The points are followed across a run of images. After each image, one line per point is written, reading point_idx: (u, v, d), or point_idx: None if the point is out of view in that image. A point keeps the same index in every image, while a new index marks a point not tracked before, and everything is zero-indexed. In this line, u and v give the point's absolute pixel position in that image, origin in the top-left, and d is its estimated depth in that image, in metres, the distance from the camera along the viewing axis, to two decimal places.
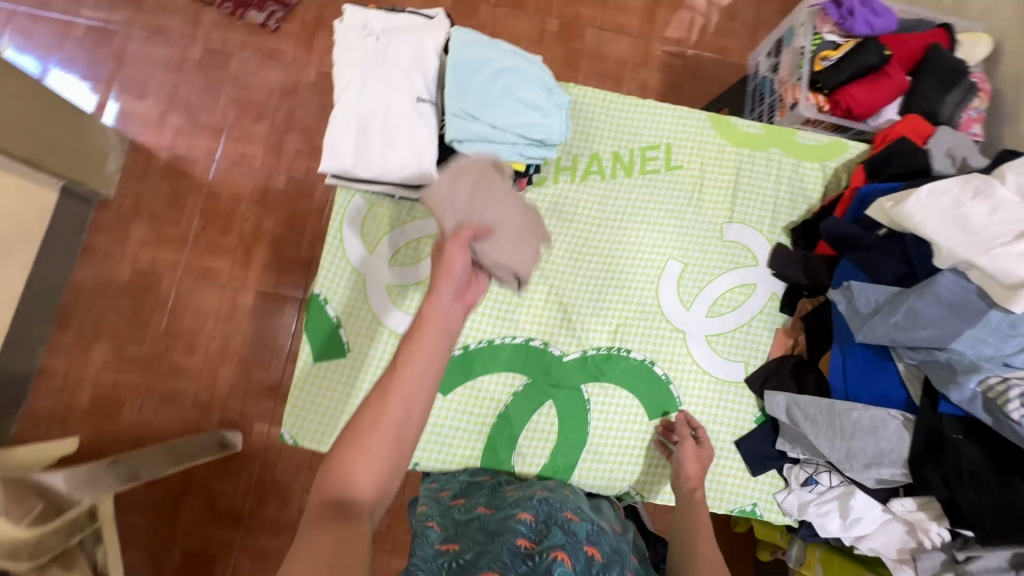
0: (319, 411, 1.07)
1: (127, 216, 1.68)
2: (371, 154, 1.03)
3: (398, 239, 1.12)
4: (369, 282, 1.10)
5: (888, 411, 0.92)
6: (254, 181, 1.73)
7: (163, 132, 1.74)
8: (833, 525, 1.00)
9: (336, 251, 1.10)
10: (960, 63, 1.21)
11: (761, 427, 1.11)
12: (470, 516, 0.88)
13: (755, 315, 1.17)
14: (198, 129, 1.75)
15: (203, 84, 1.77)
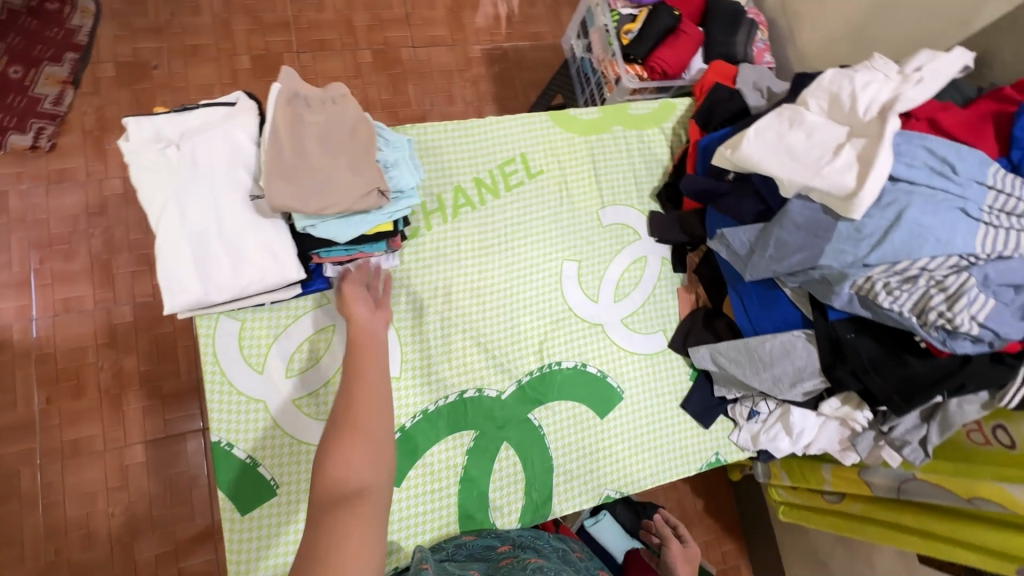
0: (268, 565, 0.93)
1: None
2: (220, 273, 0.91)
3: (287, 346, 1.01)
4: (271, 404, 0.98)
5: (791, 333, 1.01)
6: (92, 323, 1.47)
7: None
8: (784, 444, 1.11)
9: (222, 386, 0.97)
10: (737, 7, 1.36)
11: (697, 382, 1.18)
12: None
13: (655, 284, 1.23)
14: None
15: None
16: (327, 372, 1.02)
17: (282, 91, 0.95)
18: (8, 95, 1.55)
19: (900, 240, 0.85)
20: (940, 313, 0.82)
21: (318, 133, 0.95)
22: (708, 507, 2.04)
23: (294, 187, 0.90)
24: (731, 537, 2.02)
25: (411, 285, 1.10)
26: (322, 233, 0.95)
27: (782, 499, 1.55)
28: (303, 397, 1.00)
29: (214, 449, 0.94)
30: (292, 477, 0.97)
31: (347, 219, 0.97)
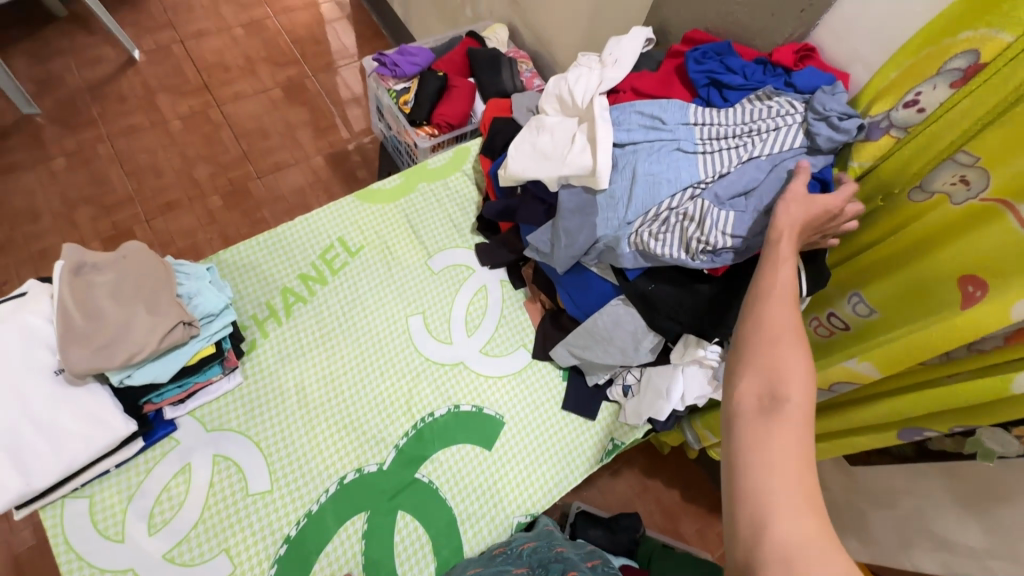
0: None
1: None
2: (41, 458, 0.90)
3: (144, 503, 0.98)
4: (141, 569, 0.94)
5: (612, 304, 1.08)
6: None
7: None
8: (662, 404, 1.13)
9: (81, 571, 0.92)
10: (490, 50, 1.52)
11: (570, 379, 1.21)
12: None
13: (502, 306, 1.29)
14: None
15: None
16: (194, 514, 0.99)
17: (66, 266, 0.98)
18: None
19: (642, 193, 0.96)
20: (697, 239, 0.91)
21: (109, 290, 0.98)
22: (686, 495, 2.01)
23: (92, 350, 0.92)
24: (720, 514, 1.98)
25: (261, 395, 1.10)
26: (141, 378, 0.96)
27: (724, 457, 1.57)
28: (173, 549, 0.96)
29: None
30: None
31: (167, 358, 0.98)
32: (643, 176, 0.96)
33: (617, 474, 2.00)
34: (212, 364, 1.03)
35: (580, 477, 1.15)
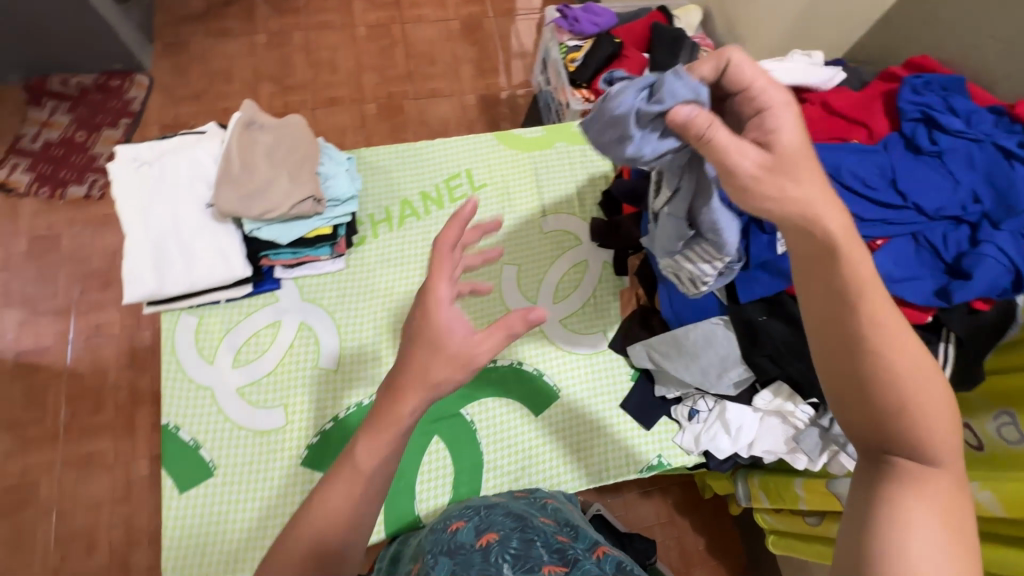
0: (199, 542, 0.99)
1: None
2: (175, 270, 1.04)
3: (236, 340, 1.11)
4: (217, 391, 1.08)
5: (711, 321, 1.00)
6: (117, 347, 1.65)
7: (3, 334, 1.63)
8: (724, 444, 1.06)
9: (176, 374, 1.08)
10: (676, 30, 1.44)
11: (638, 381, 1.16)
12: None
13: (596, 287, 1.25)
14: (40, 317, 1.66)
15: (38, 273, 1.70)
16: (271, 364, 1.11)
17: (241, 119, 1.10)
18: (71, 154, 1.81)
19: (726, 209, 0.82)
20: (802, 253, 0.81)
21: (268, 151, 1.09)
22: (711, 547, 1.88)
23: (240, 196, 1.04)
24: None
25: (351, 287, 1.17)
26: (267, 234, 1.07)
27: (769, 526, 1.44)
28: (247, 387, 1.08)
29: (163, 430, 1.03)
30: (230, 460, 1.04)
31: (294, 222, 1.09)
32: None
33: (647, 496, 1.92)
34: (324, 244, 1.12)
35: (613, 479, 1.11)
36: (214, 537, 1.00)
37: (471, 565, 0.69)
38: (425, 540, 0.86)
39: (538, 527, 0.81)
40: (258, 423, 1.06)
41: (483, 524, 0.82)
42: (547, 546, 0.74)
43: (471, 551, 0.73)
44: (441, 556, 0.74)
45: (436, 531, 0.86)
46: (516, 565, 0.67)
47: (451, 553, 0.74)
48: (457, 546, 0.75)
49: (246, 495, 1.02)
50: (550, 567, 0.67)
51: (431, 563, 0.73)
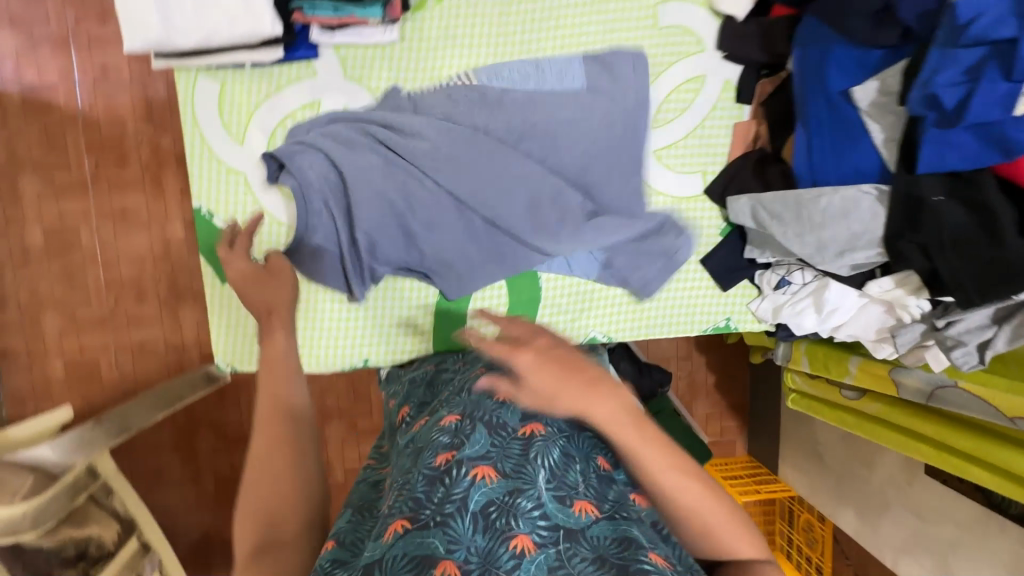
0: (249, 333, 0.97)
1: (11, 171, 1.77)
2: (183, 12, 0.80)
3: (269, 119, 0.93)
4: (252, 178, 0.93)
5: (859, 189, 0.79)
6: (132, 98, 1.76)
7: (12, 78, 1.74)
8: (808, 322, 0.96)
9: (203, 153, 0.92)
10: None
11: (728, 239, 1.02)
12: (409, 441, 0.76)
13: (708, 114, 1.00)
14: (41, 54, 1.73)
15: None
16: None
17: None
18: None
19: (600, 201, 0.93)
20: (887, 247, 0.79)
21: None
22: (719, 383, 1.98)
23: None
24: (735, 415, 1.99)
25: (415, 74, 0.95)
26: None
27: (794, 385, 1.48)
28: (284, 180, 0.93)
29: (195, 215, 0.93)
30: (271, 257, 0.96)
31: None
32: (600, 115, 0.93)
33: None
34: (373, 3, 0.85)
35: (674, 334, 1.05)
36: (262, 329, 0.97)
37: (506, 458, 0.65)
38: (461, 387, 0.80)
39: (588, 436, 0.73)
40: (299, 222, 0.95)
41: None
42: (588, 471, 0.68)
43: (511, 440, 0.68)
44: (479, 427, 0.69)
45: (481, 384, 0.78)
46: (550, 483, 0.64)
47: (490, 428, 0.69)
48: (498, 423, 0.69)
49: (288, 297, 0.96)
50: (582, 504, 0.62)
51: (463, 430, 0.68)
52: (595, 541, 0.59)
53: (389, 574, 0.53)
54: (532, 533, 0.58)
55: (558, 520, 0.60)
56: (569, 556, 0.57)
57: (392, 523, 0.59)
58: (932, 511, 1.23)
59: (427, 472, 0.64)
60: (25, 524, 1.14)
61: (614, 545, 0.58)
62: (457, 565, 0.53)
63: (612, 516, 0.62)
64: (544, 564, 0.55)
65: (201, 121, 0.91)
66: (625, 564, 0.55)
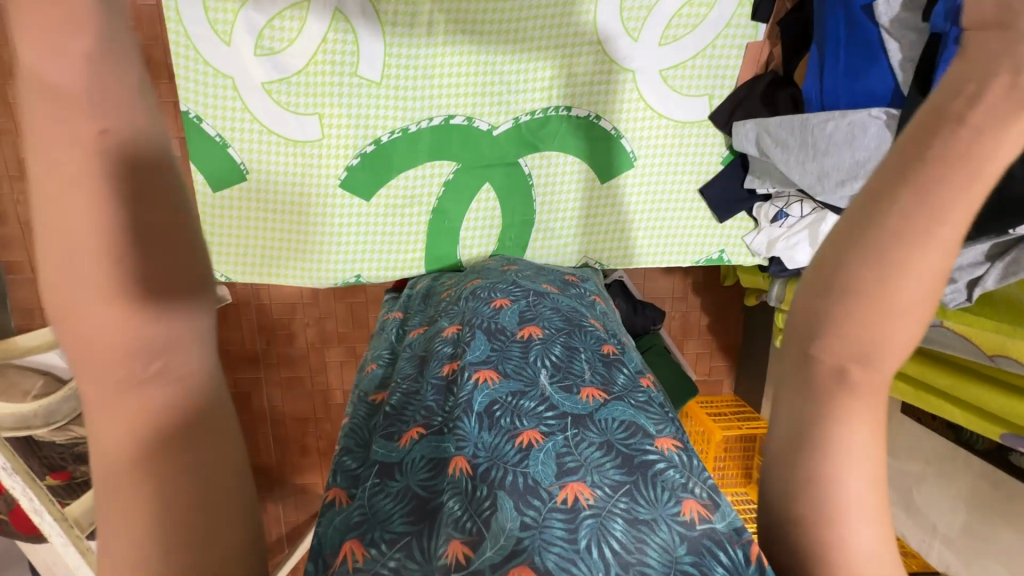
0: (240, 244, 0.97)
1: None
2: None
3: (256, 17, 0.87)
4: (241, 83, 0.90)
5: (868, 112, 0.76)
6: None
7: None
8: (802, 256, 0.95)
9: (188, 54, 0.88)
10: None
11: (729, 169, 1.00)
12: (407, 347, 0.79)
13: (720, 32, 0.93)
14: None
15: None
16: (298, 64, 0.90)
17: None
18: None
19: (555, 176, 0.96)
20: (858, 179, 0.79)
21: None
22: (712, 325, 2.01)
23: None
24: (726, 356, 2.03)
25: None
26: None
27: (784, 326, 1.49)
28: (273, 85, 0.90)
29: (183, 118, 0.90)
30: (264, 169, 0.94)
31: None
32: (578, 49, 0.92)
33: (669, 272, 1.94)
34: None
35: (680, 262, 1.04)
36: (256, 241, 0.97)
37: (508, 360, 0.69)
38: (458, 298, 0.83)
39: (590, 330, 0.77)
40: (292, 132, 0.92)
41: (531, 307, 0.78)
42: (594, 359, 0.71)
43: (511, 342, 0.72)
44: (478, 333, 0.72)
45: (477, 291, 0.81)
46: (555, 377, 0.67)
47: (491, 333, 0.72)
48: (497, 329, 0.73)
49: (287, 209, 0.96)
50: (588, 391, 0.65)
51: (463, 338, 0.72)
52: (603, 425, 0.60)
53: (413, 481, 0.58)
54: (539, 427, 0.60)
55: (566, 409, 0.62)
56: (577, 440, 0.58)
57: (408, 431, 0.63)
58: (904, 450, 1.27)
59: (439, 384, 0.68)
60: (38, 419, 1.18)
61: (620, 430, 0.60)
62: (468, 461, 0.57)
63: (621, 399, 0.65)
64: (552, 450, 0.57)
65: (184, 19, 0.87)
66: (631, 453, 0.57)
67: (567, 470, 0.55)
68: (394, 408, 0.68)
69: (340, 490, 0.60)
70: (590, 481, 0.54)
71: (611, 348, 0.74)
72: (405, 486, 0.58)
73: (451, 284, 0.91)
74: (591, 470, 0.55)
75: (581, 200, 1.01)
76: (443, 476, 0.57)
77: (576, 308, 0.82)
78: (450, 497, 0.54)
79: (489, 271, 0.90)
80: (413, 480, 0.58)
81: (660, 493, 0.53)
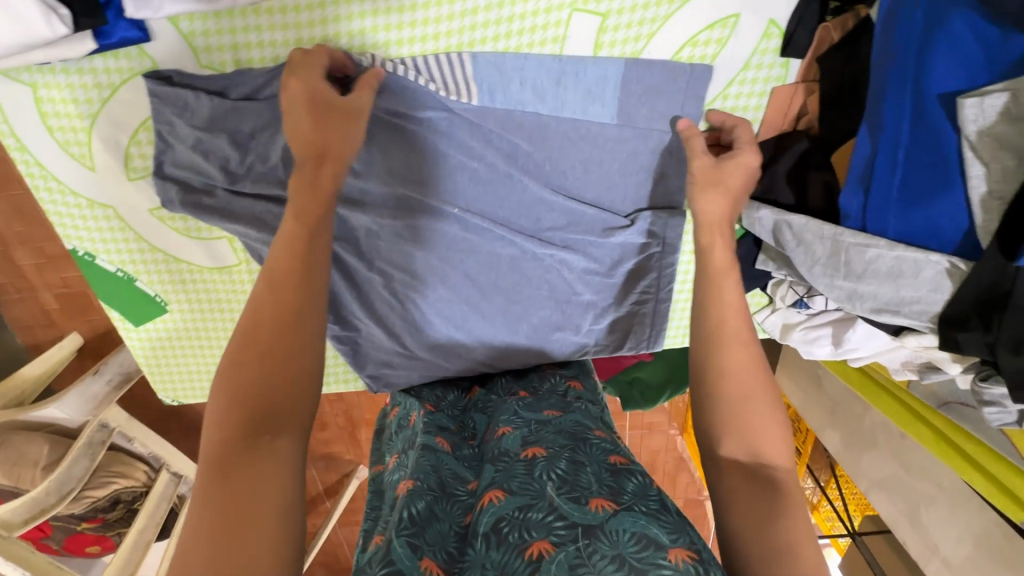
0: (184, 372, 0.88)
1: None
2: None
3: (117, 134, 0.68)
4: (123, 211, 0.73)
5: (922, 252, 0.56)
6: None
7: None
8: (822, 351, 0.79)
9: (50, 187, 0.71)
10: None
11: (739, 245, 0.81)
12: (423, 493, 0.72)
13: (735, 75, 0.69)
14: None
15: None
16: None
17: None
18: None
19: (530, 317, 0.84)
20: (900, 315, 0.61)
21: None
22: None
23: None
24: None
25: (309, 14, 0.64)
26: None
27: None
28: (163, 210, 0.73)
29: (74, 259, 0.76)
30: (184, 299, 0.81)
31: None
32: (563, 118, 0.71)
33: None
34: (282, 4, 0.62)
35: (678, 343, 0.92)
36: (199, 366, 0.88)
37: (513, 479, 0.63)
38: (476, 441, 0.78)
39: (595, 443, 0.69)
40: (202, 258, 0.77)
41: (535, 433, 0.72)
42: (600, 471, 0.64)
43: (516, 464, 0.66)
44: (487, 467, 0.68)
45: (485, 436, 0.76)
46: (561, 489, 0.60)
47: (496, 460, 0.68)
48: (500, 454, 0.68)
49: (225, 340, 0.85)
50: (597, 500, 0.58)
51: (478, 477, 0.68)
52: (614, 537, 0.53)
53: None
54: (550, 538, 0.54)
55: (575, 519, 0.55)
56: (589, 550, 0.51)
57: (430, 557, 0.56)
58: (920, 467, 1.21)
59: (458, 527, 0.63)
60: (52, 498, 1.23)
61: (632, 540, 0.52)
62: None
63: (631, 508, 0.57)
64: (566, 564, 0.51)
65: (29, 147, 0.68)
66: (645, 566, 0.49)
67: None
68: (417, 509, 0.61)
69: None
70: None
71: (619, 459, 0.66)
72: None
73: (458, 429, 0.79)
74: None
75: (576, 307, 0.84)
76: None
77: (580, 422, 0.74)
78: None
79: (491, 406, 0.83)
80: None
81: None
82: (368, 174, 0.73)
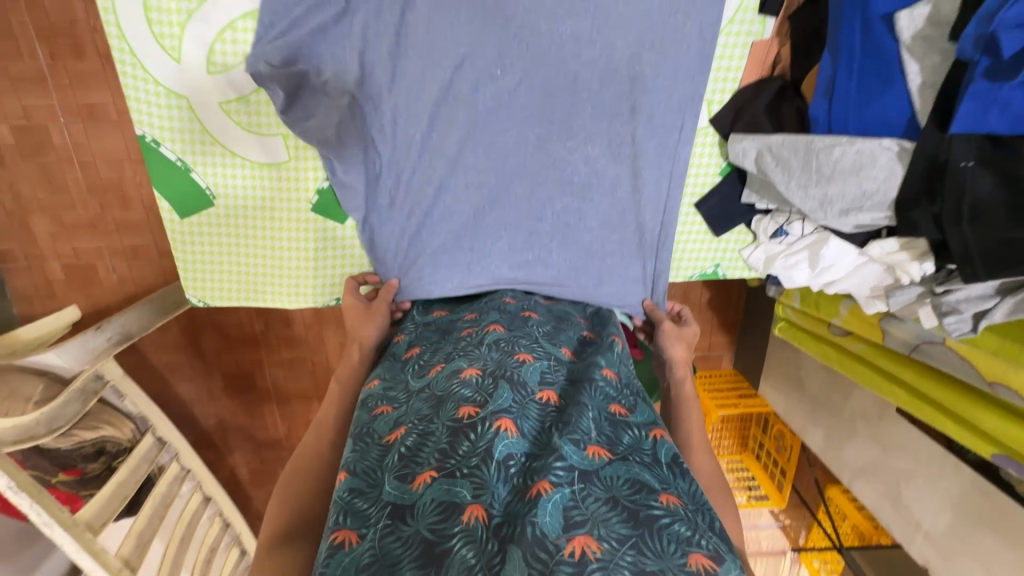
0: (218, 271, 0.94)
1: None
2: None
3: (205, 31, 0.79)
4: (197, 102, 0.84)
5: (878, 142, 0.68)
6: None
7: None
8: (799, 276, 0.90)
9: (135, 72, 0.81)
10: None
11: (726, 181, 0.94)
12: (424, 384, 0.72)
13: (723, 31, 0.84)
14: None
15: None
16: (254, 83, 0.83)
17: None
18: None
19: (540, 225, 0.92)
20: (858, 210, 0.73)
21: None
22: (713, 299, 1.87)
23: None
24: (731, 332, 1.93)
25: None
26: None
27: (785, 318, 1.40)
28: (231, 103, 0.84)
29: (141, 144, 0.85)
30: (229, 194, 0.90)
31: None
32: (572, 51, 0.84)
33: None
34: None
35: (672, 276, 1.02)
36: (231, 263, 0.94)
37: (525, 411, 0.62)
38: (478, 340, 0.76)
39: (600, 383, 0.68)
40: (255, 155, 0.87)
41: (553, 369, 0.71)
42: (601, 418, 0.64)
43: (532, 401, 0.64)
44: (500, 381, 0.65)
45: (499, 341, 0.74)
46: (567, 427, 0.60)
47: (513, 384, 0.65)
48: (518, 380, 0.65)
49: (260, 240, 0.93)
50: (596, 447, 0.59)
51: (486, 385, 0.65)
52: (608, 482, 0.56)
53: (422, 525, 0.53)
54: (551, 475, 0.54)
55: (575, 461, 0.57)
56: (585, 495, 0.54)
57: (422, 472, 0.58)
58: (894, 445, 1.22)
59: (450, 423, 0.61)
60: (42, 428, 1.21)
61: (626, 485, 0.56)
62: (484, 509, 0.53)
63: (626, 457, 0.60)
64: (560, 503, 0.52)
65: (126, 35, 0.79)
66: (636, 508, 0.54)
67: (575, 523, 0.51)
68: (409, 447, 0.61)
69: (349, 531, 0.55)
70: (597, 534, 0.51)
71: (619, 407, 0.66)
72: (416, 531, 0.53)
73: (466, 337, 0.78)
74: (598, 524, 0.52)
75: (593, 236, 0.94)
76: (456, 520, 0.52)
77: (592, 359, 0.74)
78: (463, 545, 0.50)
79: (508, 315, 0.82)
80: (424, 525, 0.53)
81: (665, 546, 0.50)
82: (422, 74, 0.83)
